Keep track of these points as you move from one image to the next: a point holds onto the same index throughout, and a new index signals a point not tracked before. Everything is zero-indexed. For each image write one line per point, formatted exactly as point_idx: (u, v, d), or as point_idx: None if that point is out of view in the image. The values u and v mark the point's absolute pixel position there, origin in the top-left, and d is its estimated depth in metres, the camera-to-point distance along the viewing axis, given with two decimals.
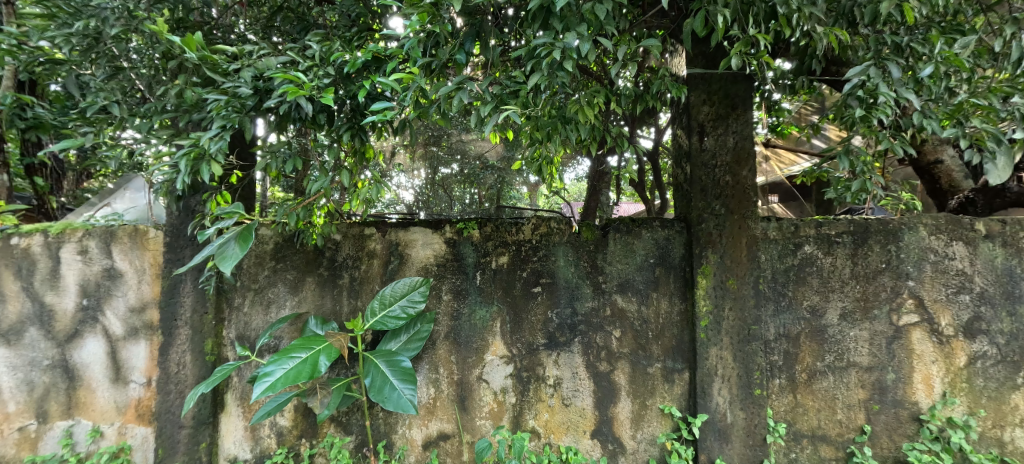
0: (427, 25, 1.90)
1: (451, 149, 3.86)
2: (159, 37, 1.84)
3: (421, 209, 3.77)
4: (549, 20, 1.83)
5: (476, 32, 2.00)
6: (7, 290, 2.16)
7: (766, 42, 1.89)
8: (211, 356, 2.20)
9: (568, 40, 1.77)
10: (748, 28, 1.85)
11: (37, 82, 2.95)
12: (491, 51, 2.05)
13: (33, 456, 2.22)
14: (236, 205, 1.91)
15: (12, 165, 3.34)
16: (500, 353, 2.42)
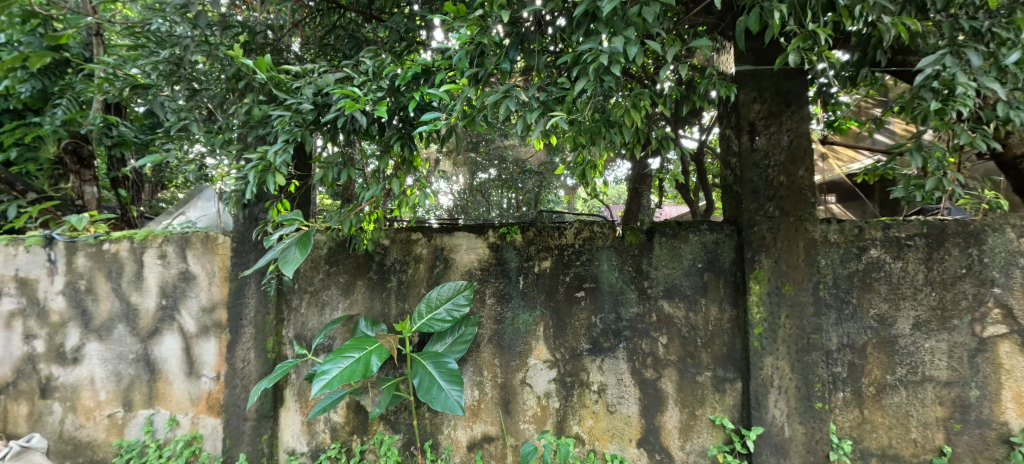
0: (475, 37, 1.96)
1: (489, 155, 3.84)
2: (233, 61, 2.02)
3: (460, 215, 3.89)
4: (595, 26, 1.84)
5: (519, 42, 2.06)
6: (101, 291, 2.44)
7: (827, 36, 1.79)
8: (273, 354, 2.36)
9: (614, 44, 1.77)
10: (807, 24, 1.77)
11: (125, 106, 3.30)
12: (535, 58, 2.09)
13: (120, 440, 2.48)
14: (296, 213, 2.05)
15: (101, 178, 3.77)
16: (543, 357, 2.43)
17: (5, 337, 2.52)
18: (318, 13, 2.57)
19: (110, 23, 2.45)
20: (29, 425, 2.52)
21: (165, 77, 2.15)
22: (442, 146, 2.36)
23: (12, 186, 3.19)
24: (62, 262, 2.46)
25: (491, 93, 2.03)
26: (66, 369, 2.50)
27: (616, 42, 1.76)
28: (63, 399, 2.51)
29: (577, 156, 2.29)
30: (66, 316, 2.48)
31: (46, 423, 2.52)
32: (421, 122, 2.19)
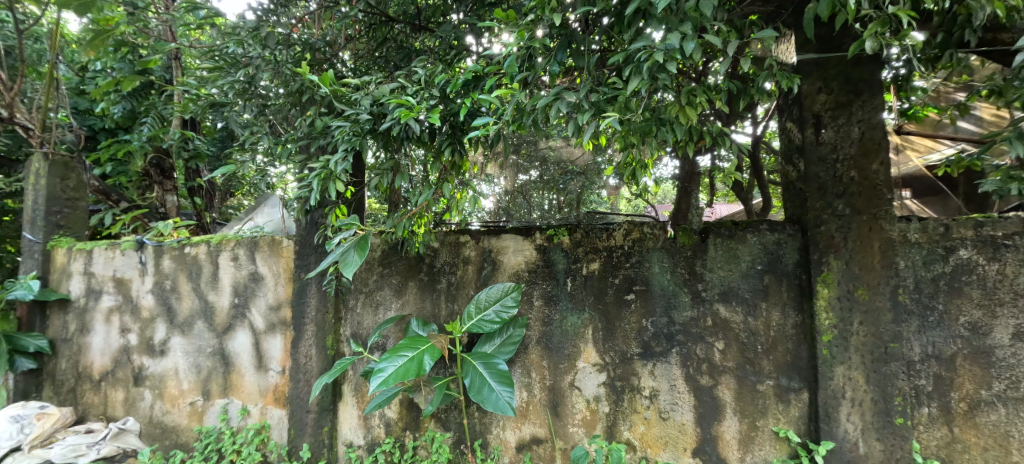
0: (526, 42, 1.97)
1: (532, 156, 3.46)
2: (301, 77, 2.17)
3: (501, 218, 3.30)
4: (651, 24, 1.80)
5: (568, 42, 2.03)
6: (184, 290, 2.72)
7: (911, 17, 1.64)
8: (332, 351, 2.50)
9: (670, 40, 1.72)
10: (887, 7, 1.63)
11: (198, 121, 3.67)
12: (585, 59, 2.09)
13: (200, 426, 2.71)
14: (353, 217, 2.16)
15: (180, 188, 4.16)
16: (593, 360, 2.40)
17: (106, 330, 2.91)
18: (370, 29, 2.64)
19: (190, 47, 2.70)
20: (124, 409, 2.87)
21: (239, 95, 2.35)
22: (489, 150, 2.39)
23: (108, 197, 3.70)
24: (150, 264, 2.80)
25: (541, 97, 2.03)
26: (155, 360, 2.80)
27: (673, 38, 1.71)
28: (152, 386, 2.81)
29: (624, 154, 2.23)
30: (155, 312, 2.80)
31: (137, 408, 2.84)
32: (472, 127, 2.23)
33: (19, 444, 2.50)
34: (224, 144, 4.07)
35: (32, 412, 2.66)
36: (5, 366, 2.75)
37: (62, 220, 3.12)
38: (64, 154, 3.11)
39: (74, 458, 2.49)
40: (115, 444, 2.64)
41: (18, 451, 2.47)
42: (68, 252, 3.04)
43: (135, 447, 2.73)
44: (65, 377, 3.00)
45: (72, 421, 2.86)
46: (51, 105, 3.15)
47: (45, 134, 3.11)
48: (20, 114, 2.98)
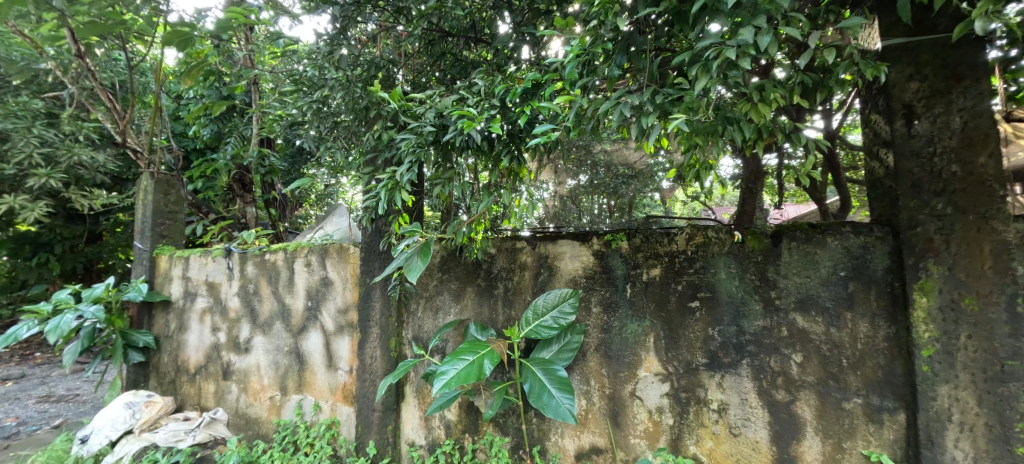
0: (587, 49, 1.96)
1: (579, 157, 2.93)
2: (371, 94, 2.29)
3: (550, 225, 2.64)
4: (718, 19, 1.70)
5: (627, 46, 1.94)
6: (266, 294, 2.98)
7: None
8: (395, 353, 2.63)
9: (743, 35, 1.61)
10: None
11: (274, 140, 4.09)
12: (646, 62, 1.97)
13: (279, 419, 2.93)
14: (416, 225, 2.26)
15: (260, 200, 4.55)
16: (655, 369, 2.31)
17: (201, 329, 3.25)
18: (430, 45, 2.70)
19: (270, 74, 2.98)
20: (215, 400, 3.18)
21: (316, 114, 2.55)
22: (547, 156, 2.38)
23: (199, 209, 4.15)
24: (236, 269, 3.10)
25: (604, 101, 1.96)
26: (241, 357, 3.09)
27: (746, 32, 1.61)
28: (238, 380, 3.10)
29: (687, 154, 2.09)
30: (240, 313, 3.09)
31: (225, 400, 3.14)
32: (533, 134, 2.23)
33: (131, 428, 2.89)
34: (296, 160, 4.42)
35: (142, 399, 3.06)
36: (120, 359, 3.17)
37: (165, 230, 3.56)
38: (166, 172, 3.52)
39: (175, 442, 2.79)
40: (208, 432, 2.93)
41: (129, 434, 2.87)
42: (170, 258, 3.44)
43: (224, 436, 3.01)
44: (167, 370, 3.39)
45: (174, 409, 3.22)
46: (156, 130, 3.59)
47: (151, 155, 3.54)
48: (132, 140, 3.42)
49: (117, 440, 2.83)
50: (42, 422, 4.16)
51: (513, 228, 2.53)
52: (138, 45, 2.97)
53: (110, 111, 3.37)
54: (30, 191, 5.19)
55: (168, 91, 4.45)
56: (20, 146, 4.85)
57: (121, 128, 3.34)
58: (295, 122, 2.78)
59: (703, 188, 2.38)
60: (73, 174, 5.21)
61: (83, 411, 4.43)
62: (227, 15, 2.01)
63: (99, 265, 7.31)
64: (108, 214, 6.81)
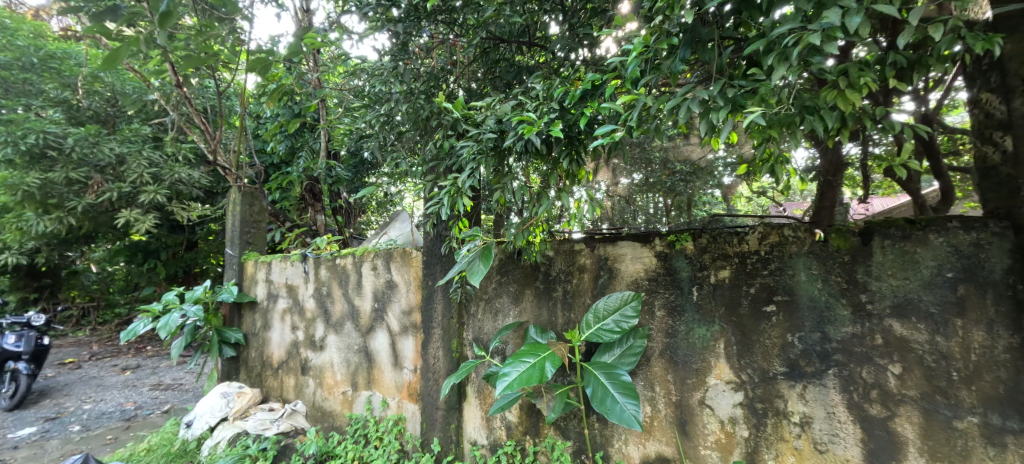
0: (652, 46, 1.79)
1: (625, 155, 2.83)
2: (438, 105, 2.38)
3: (604, 222, 2.53)
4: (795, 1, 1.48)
5: (692, 38, 1.75)
6: (338, 296, 3.23)
7: None
8: (457, 353, 2.71)
9: (829, 18, 1.40)
10: None
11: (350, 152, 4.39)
12: (712, 54, 1.77)
13: (350, 412, 3.13)
14: (476, 229, 2.31)
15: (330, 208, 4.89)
16: (726, 377, 2.13)
17: (281, 328, 3.58)
18: (485, 53, 2.70)
19: (341, 90, 3.20)
20: (295, 393, 3.47)
21: (382, 126, 2.70)
22: (608, 158, 2.29)
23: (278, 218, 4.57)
24: (312, 272, 3.39)
25: (670, 97, 1.78)
26: (317, 354, 3.34)
27: (832, 15, 1.40)
28: (315, 376, 3.35)
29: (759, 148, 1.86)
30: (316, 314, 3.36)
31: (304, 393, 3.42)
32: (594, 136, 2.11)
33: (226, 415, 3.26)
34: (359, 170, 4.77)
35: (235, 390, 3.45)
36: (215, 353, 3.56)
37: (251, 238, 3.95)
38: (250, 185, 3.91)
39: (261, 431, 3.11)
40: (289, 422, 3.23)
41: (224, 420, 3.23)
42: (256, 263, 3.81)
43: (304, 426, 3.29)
44: (255, 364, 3.76)
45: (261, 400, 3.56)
46: (242, 148, 3.99)
47: (239, 171, 3.95)
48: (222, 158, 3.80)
49: (215, 425, 3.21)
50: (154, 407, 4.82)
51: (567, 229, 2.49)
52: (224, 74, 3.31)
53: (204, 133, 3.76)
54: (141, 206, 6.01)
55: (252, 113, 4.88)
56: (133, 168, 5.77)
57: (212, 148, 3.77)
58: (364, 135, 2.96)
59: (768, 183, 2.20)
60: (174, 190, 6.11)
61: (186, 398, 5.07)
62: (298, 40, 2.18)
63: (196, 269, 8.26)
64: (204, 224, 7.62)
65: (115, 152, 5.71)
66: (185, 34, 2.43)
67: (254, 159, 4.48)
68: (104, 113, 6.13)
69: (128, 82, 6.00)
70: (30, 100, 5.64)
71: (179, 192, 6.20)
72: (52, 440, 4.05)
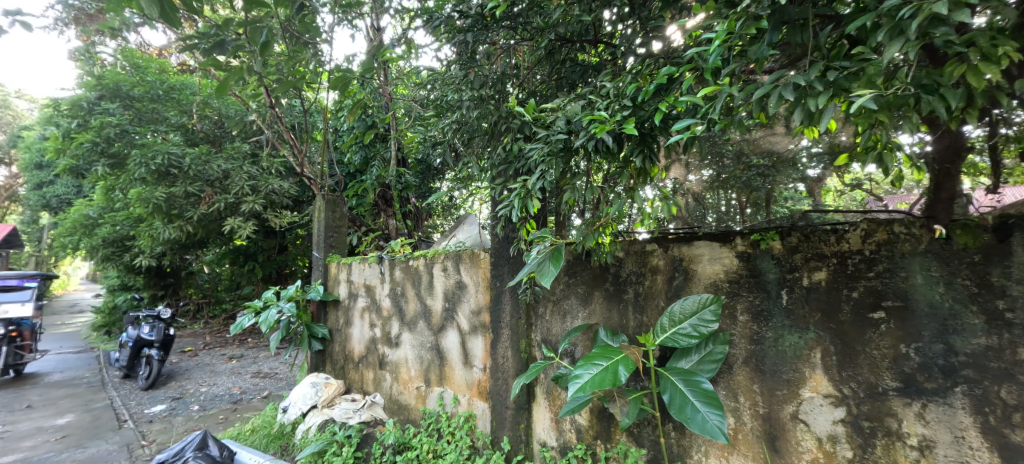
0: (734, 32, 1.61)
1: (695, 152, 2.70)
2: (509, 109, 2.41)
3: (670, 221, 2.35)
4: None
5: (781, 20, 1.56)
6: (412, 297, 3.36)
7: None
8: (525, 354, 2.72)
9: None
10: None
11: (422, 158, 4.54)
12: (806, 35, 1.57)
13: (424, 407, 3.24)
14: (545, 230, 2.31)
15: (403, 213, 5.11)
16: (823, 390, 1.89)
17: (361, 325, 3.79)
18: (550, 55, 2.63)
19: (413, 100, 3.32)
20: (373, 386, 3.66)
21: (454, 132, 2.79)
22: (680, 154, 2.16)
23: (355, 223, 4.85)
24: (387, 273, 3.56)
25: (757, 86, 1.60)
26: (393, 350, 3.50)
27: None
28: (391, 371, 3.51)
29: (862, 134, 1.62)
30: (391, 313, 3.52)
31: (381, 386, 3.59)
32: (668, 132, 1.97)
33: (315, 403, 3.52)
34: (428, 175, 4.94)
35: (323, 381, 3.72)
36: (305, 346, 3.87)
37: (333, 241, 4.21)
38: (332, 193, 4.17)
39: (346, 419, 3.33)
40: (370, 412, 3.43)
41: (314, 407, 3.50)
42: (338, 264, 4.06)
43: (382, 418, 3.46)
44: (338, 357, 4.01)
45: (343, 391, 3.80)
46: (325, 159, 4.28)
47: (321, 180, 4.25)
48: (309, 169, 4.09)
49: (307, 412, 3.48)
50: (255, 392, 5.30)
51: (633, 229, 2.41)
52: (307, 94, 3.56)
53: (293, 148, 4.07)
54: (242, 214, 6.62)
55: (335, 126, 5.24)
56: (237, 181, 6.39)
57: (299, 162, 4.08)
58: (437, 142, 3.07)
59: (862, 173, 1.88)
60: (269, 199, 6.62)
61: (281, 386, 5.52)
62: (373, 57, 2.30)
63: (286, 269, 8.96)
64: (292, 230, 8.20)
65: (222, 168, 6.37)
66: (278, 60, 2.67)
67: (336, 169, 4.78)
68: (213, 134, 6.85)
69: (231, 105, 6.65)
70: (158, 127, 6.47)
71: (273, 201, 6.77)
72: (177, 417, 4.59)
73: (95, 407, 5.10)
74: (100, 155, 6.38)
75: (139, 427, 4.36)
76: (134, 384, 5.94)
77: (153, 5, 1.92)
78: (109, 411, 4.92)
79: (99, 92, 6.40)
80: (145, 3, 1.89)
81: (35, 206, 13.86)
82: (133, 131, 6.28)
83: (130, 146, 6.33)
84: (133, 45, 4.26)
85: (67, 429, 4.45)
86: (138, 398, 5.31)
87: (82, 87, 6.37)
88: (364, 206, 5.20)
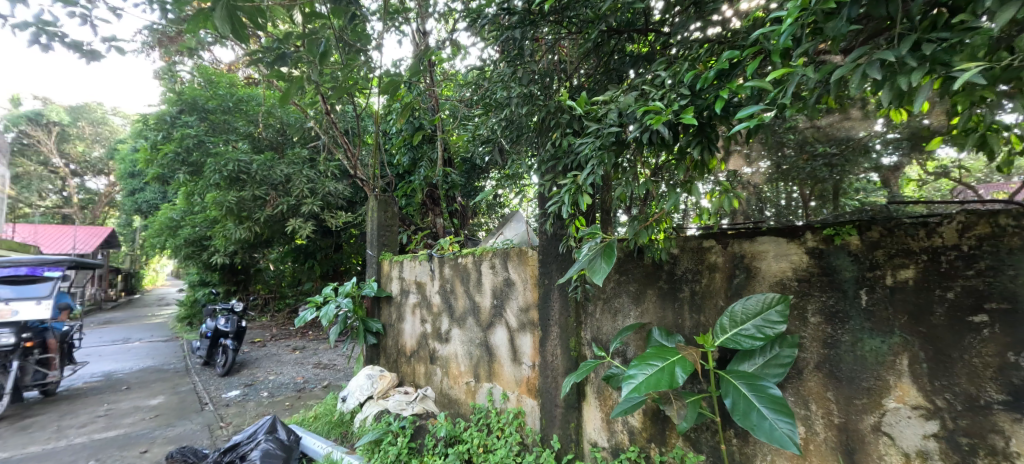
0: (807, 10, 1.48)
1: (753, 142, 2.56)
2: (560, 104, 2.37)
3: (723, 217, 2.19)
4: None
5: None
6: (462, 294, 3.39)
7: None
8: (575, 352, 2.68)
9: None
10: None
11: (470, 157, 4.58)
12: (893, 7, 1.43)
13: (474, 402, 3.27)
14: (595, 227, 2.25)
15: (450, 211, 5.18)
16: (910, 401, 1.73)
17: (413, 321, 3.87)
18: (596, 47, 2.57)
19: (459, 101, 3.35)
20: (425, 380, 3.73)
21: (503, 130, 2.79)
22: (740, 144, 2.05)
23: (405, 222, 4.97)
24: (437, 271, 3.61)
25: (834, 67, 1.48)
26: (443, 345, 3.55)
27: None
28: (442, 365, 3.57)
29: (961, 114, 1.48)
30: (441, 309, 3.57)
31: (433, 380, 3.66)
32: (730, 121, 1.86)
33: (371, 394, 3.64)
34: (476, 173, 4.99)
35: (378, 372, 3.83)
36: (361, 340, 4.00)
37: (385, 239, 4.33)
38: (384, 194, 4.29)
39: (400, 410, 3.40)
40: (421, 405, 3.49)
41: (370, 398, 3.61)
42: (391, 262, 4.17)
43: (434, 411, 3.52)
44: (392, 351, 4.12)
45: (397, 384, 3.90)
46: (377, 161, 4.40)
47: (373, 181, 4.37)
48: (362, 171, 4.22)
49: (363, 401, 3.61)
50: (317, 382, 5.56)
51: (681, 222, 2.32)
52: (359, 100, 3.66)
53: (348, 151, 4.21)
54: (302, 216, 6.95)
55: (386, 128, 5.39)
56: (297, 184, 6.71)
57: (353, 164, 4.22)
58: (486, 141, 3.09)
59: (948, 160, 1.68)
60: (325, 201, 6.89)
61: (340, 377, 5.76)
62: (420, 61, 2.34)
63: (342, 267, 9.34)
64: (346, 230, 8.51)
65: (284, 173, 6.71)
66: (334, 67, 2.76)
67: (387, 169, 4.92)
68: (276, 141, 7.22)
69: (292, 113, 6.99)
70: (229, 136, 6.91)
71: (330, 202, 7.05)
72: (249, 402, 4.88)
73: (182, 389, 5.52)
74: (181, 164, 6.89)
75: (217, 410, 4.67)
76: (213, 370, 6.37)
77: (226, 24, 2.04)
78: (193, 394, 5.31)
79: (181, 107, 6.92)
80: (218, 22, 2.00)
81: (130, 209, 15.29)
82: (209, 141, 6.75)
83: (206, 155, 6.81)
84: (207, 63, 4.57)
85: (160, 408, 4.84)
86: (216, 383, 5.70)
87: (165, 103, 6.93)
88: (414, 205, 5.32)
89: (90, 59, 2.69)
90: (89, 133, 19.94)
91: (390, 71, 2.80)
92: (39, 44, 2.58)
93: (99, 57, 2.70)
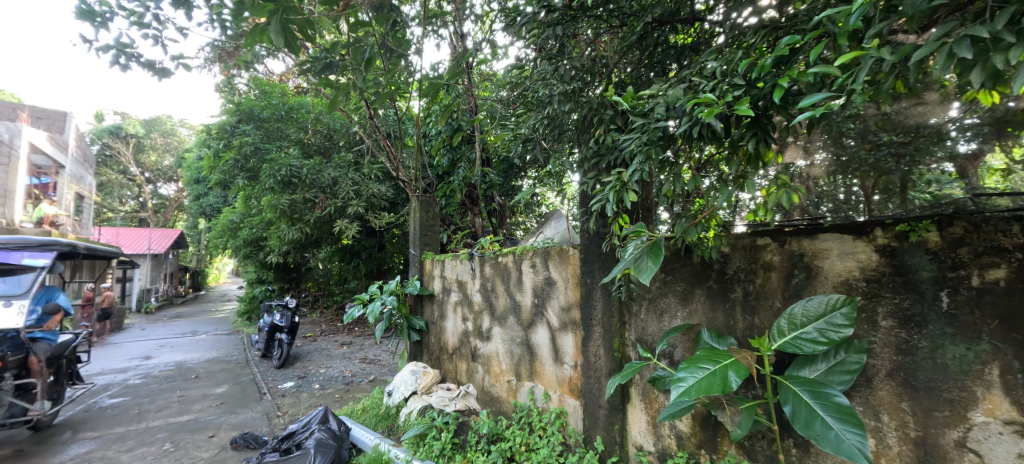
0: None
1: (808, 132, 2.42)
2: (604, 100, 2.32)
3: (777, 211, 2.09)
4: None
5: None
6: (503, 293, 3.38)
7: None
8: (619, 354, 2.62)
9: None
10: None
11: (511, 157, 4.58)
12: None
13: (515, 400, 3.27)
14: (640, 225, 2.18)
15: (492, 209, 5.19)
16: (1001, 416, 1.59)
17: (455, 319, 3.90)
18: (639, 40, 2.48)
19: (498, 101, 3.36)
20: (467, 377, 3.76)
21: (544, 128, 2.77)
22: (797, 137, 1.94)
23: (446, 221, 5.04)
24: (478, 270, 3.63)
25: (911, 47, 1.37)
26: (484, 344, 3.57)
27: None
28: (483, 363, 3.58)
29: None
30: (482, 307, 3.59)
31: (474, 378, 3.68)
32: (790, 111, 1.76)
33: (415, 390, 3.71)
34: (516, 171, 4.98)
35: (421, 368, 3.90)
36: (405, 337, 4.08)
37: (427, 239, 4.39)
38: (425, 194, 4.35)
39: (443, 406, 3.44)
40: (464, 402, 3.51)
41: (414, 393, 3.68)
42: (433, 261, 4.23)
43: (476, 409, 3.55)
44: (434, 348, 4.18)
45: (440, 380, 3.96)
46: (419, 162, 4.47)
47: (415, 181, 4.44)
48: (404, 173, 4.29)
49: (408, 396, 3.69)
50: (364, 376, 5.72)
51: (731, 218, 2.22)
52: (401, 103, 3.72)
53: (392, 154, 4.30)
54: (348, 217, 7.16)
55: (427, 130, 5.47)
56: (344, 187, 6.92)
57: (395, 166, 4.30)
58: (528, 140, 3.07)
59: None
60: (370, 202, 7.06)
61: (385, 372, 5.90)
62: (460, 62, 2.36)
63: (385, 266, 9.57)
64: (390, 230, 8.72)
65: (332, 176, 6.94)
66: (379, 72, 2.82)
67: (428, 169, 4.99)
68: (324, 146, 7.48)
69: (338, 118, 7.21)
70: (283, 142, 7.21)
71: (374, 204, 7.23)
72: (302, 393, 5.09)
73: (243, 380, 5.82)
74: (240, 170, 7.23)
75: (275, 399, 4.89)
76: (269, 363, 6.68)
77: (280, 37, 2.12)
78: (254, 384, 5.58)
79: (239, 117, 7.29)
80: (275, 35, 2.07)
81: (195, 212, 16.29)
82: (263, 148, 7.06)
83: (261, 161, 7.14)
84: (262, 74, 4.79)
85: (224, 397, 5.12)
86: (273, 375, 5.97)
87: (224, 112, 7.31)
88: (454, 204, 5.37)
89: (163, 76, 2.87)
90: (161, 143, 21.35)
91: (432, 74, 2.83)
92: (118, 64, 2.77)
93: (168, 74, 2.87)
